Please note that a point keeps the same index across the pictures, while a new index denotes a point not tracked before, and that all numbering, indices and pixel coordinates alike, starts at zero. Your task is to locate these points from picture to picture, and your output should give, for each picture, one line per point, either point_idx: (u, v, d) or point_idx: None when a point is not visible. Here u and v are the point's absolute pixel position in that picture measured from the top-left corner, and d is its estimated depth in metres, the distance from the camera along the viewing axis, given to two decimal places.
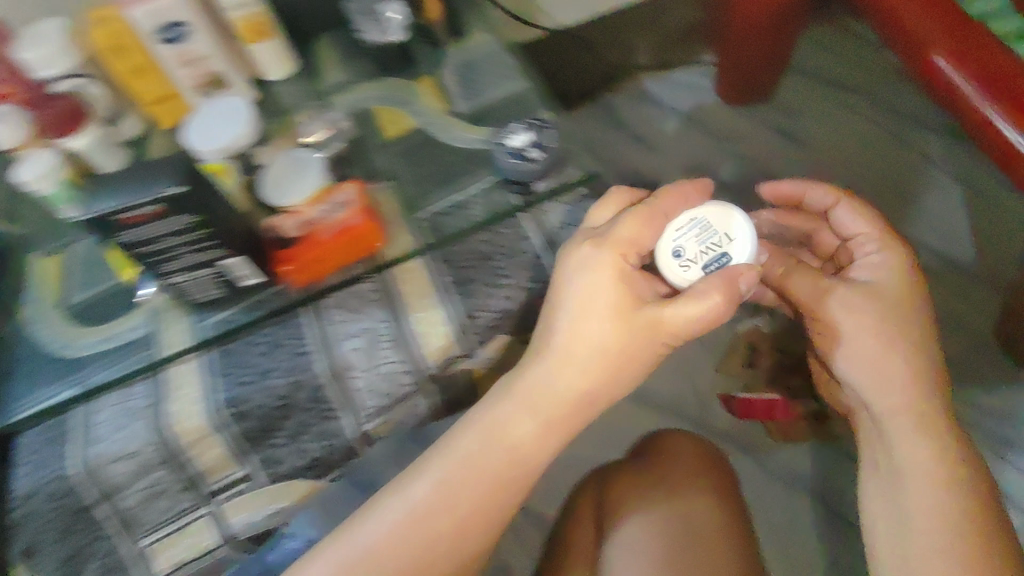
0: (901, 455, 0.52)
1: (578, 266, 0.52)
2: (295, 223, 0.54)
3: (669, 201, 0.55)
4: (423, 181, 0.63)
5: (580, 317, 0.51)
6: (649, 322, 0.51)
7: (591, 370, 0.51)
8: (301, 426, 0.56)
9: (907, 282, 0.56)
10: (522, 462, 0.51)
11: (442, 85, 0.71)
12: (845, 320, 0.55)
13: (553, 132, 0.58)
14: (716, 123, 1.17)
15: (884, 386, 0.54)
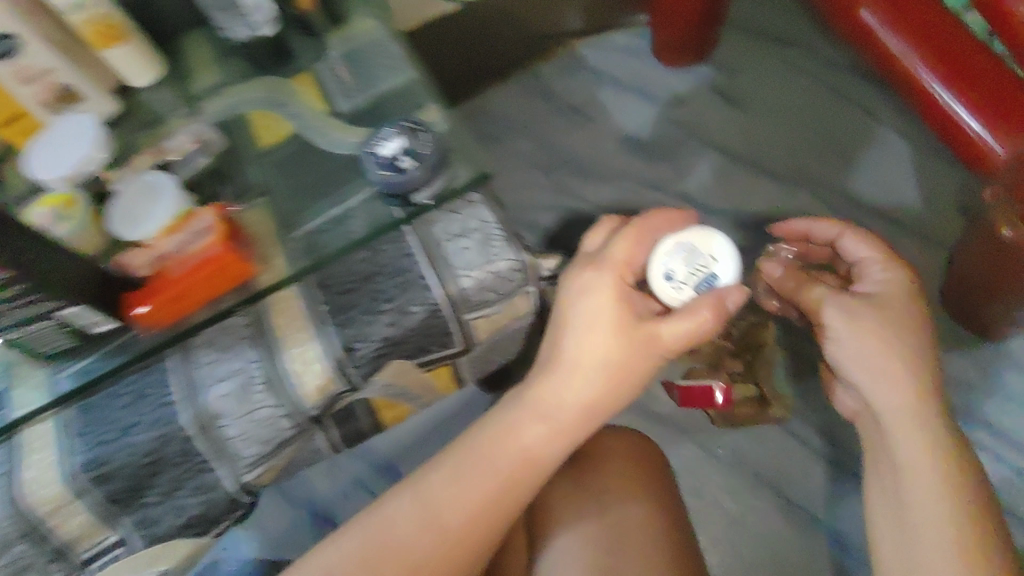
0: (902, 450, 0.50)
1: (583, 289, 0.58)
2: (144, 259, 0.49)
3: (654, 225, 0.63)
4: (300, 194, 0.57)
5: (585, 328, 0.57)
6: (648, 336, 0.57)
7: (594, 377, 0.56)
8: (176, 482, 0.51)
9: (907, 293, 0.57)
10: (530, 465, 0.54)
11: (321, 81, 0.64)
12: (845, 326, 0.57)
13: (430, 135, 0.52)
14: (652, 88, 1.10)
15: (885, 386, 0.53)
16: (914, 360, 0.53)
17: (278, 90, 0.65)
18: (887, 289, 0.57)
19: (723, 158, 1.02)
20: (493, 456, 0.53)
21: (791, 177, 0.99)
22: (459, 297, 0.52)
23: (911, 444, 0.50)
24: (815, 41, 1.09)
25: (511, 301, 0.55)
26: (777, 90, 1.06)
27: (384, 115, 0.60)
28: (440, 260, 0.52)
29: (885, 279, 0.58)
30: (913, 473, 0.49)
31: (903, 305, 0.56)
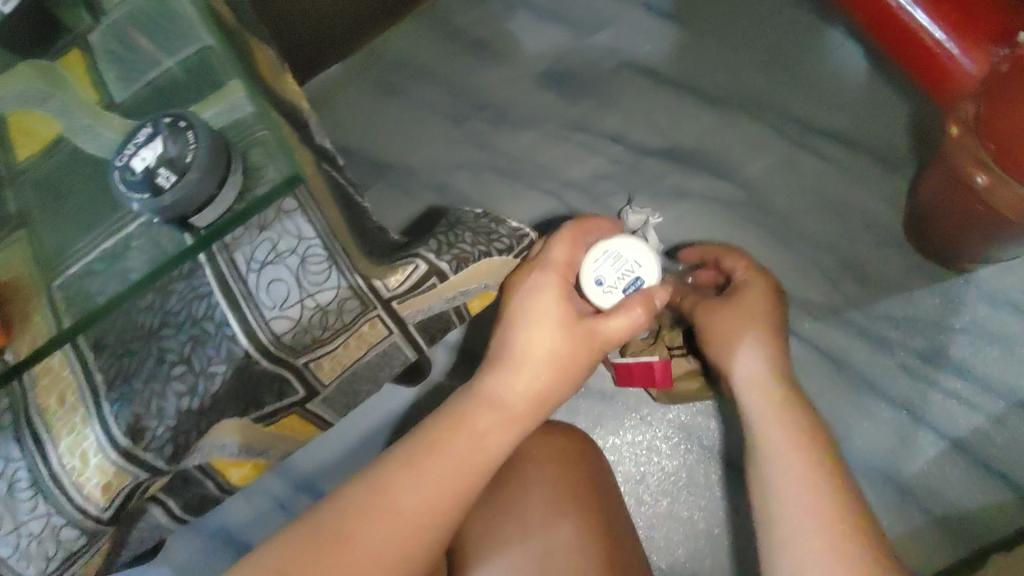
0: (763, 432, 0.50)
1: (528, 286, 0.52)
2: None
3: (587, 224, 0.56)
4: (66, 223, 0.44)
5: (534, 317, 0.51)
6: (592, 326, 0.51)
7: (541, 370, 0.50)
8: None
9: (768, 293, 0.59)
10: (482, 461, 0.47)
11: (96, 63, 0.49)
12: (719, 323, 0.58)
13: (197, 134, 0.38)
14: (569, 7, 0.93)
15: (753, 369, 0.55)
16: (770, 341, 0.56)
17: (42, 76, 0.49)
18: (746, 287, 0.60)
19: (654, 86, 0.88)
20: (443, 449, 0.46)
21: (734, 101, 0.85)
22: (280, 343, 0.40)
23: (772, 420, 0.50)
24: None
25: (358, 334, 0.43)
26: None
27: (172, 104, 0.46)
28: (250, 297, 0.40)
29: (747, 280, 0.61)
30: (772, 447, 0.49)
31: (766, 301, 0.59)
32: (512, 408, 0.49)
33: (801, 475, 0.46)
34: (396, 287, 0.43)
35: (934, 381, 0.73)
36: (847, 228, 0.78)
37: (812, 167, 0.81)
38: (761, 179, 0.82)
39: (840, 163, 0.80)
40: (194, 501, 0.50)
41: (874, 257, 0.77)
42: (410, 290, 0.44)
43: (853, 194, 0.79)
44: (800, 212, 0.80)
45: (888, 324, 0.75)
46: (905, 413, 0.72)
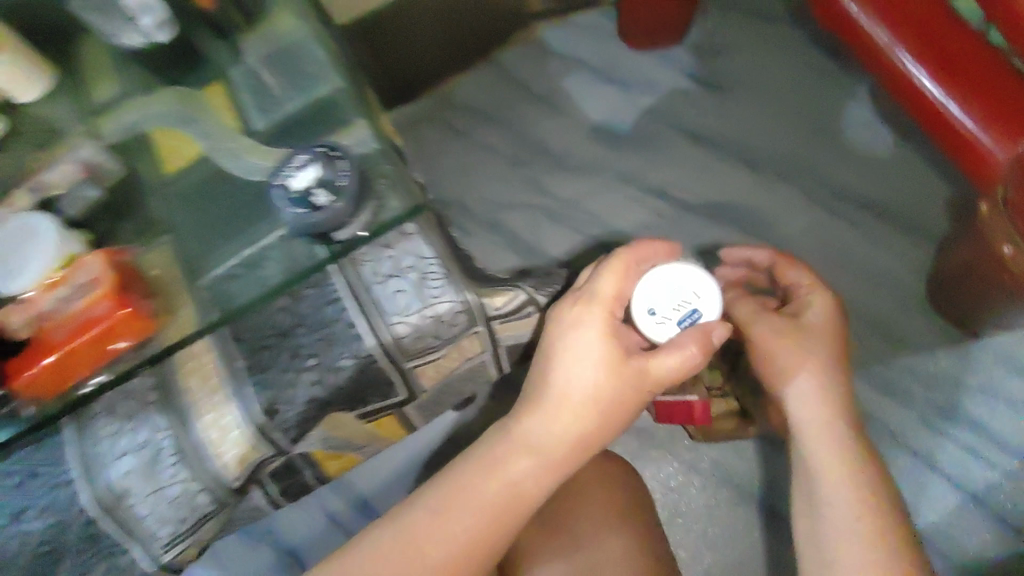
0: (818, 477, 0.52)
1: (571, 321, 0.51)
2: (24, 318, 0.43)
3: (645, 251, 0.55)
4: (207, 230, 0.50)
5: (576, 355, 0.51)
6: (638, 372, 0.50)
7: (581, 414, 0.50)
8: (80, 568, 0.44)
9: (833, 320, 0.58)
10: (517, 505, 0.49)
11: (236, 93, 0.56)
12: (787, 352, 0.56)
13: (347, 163, 0.45)
14: (623, 72, 1.03)
15: (810, 409, 0.55)
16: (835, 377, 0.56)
17: (188, 102, 0.56)
18: (811, 311, 0.59)
19: (699, 148, 0.96)
20: (477, 490, 0.49)
21: (771, 166, 0.93)
22: (398, 345, 0.46)
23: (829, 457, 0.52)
24: (799, 15, 1.02)
25: (460, 344, 0.49)
26: (756, 70, 0.99)
27: (307, 134, 0.53)
28: (375, 304, 0.46)
29: (811, 298, 0.59)
30: (827, 481, 0.51)
31: (829, 335, 0.58)
32: (549, 453, 0.50)
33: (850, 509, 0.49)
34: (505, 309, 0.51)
35: (952, 435, 0.78)
36: (874, 288, 0.85)
37: (843, 231, 0.88)
38: (797, 239, 0.89)
39: (870, 228, 0.87)
40: (291, 488, 0.54)
41: (899, 317, 0.83)
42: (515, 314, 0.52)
43: (880, 258, 0.86)
44: (830, 271, 0.86)
45: (912, 380, 0.80)
46: (925, 465, 0.77)
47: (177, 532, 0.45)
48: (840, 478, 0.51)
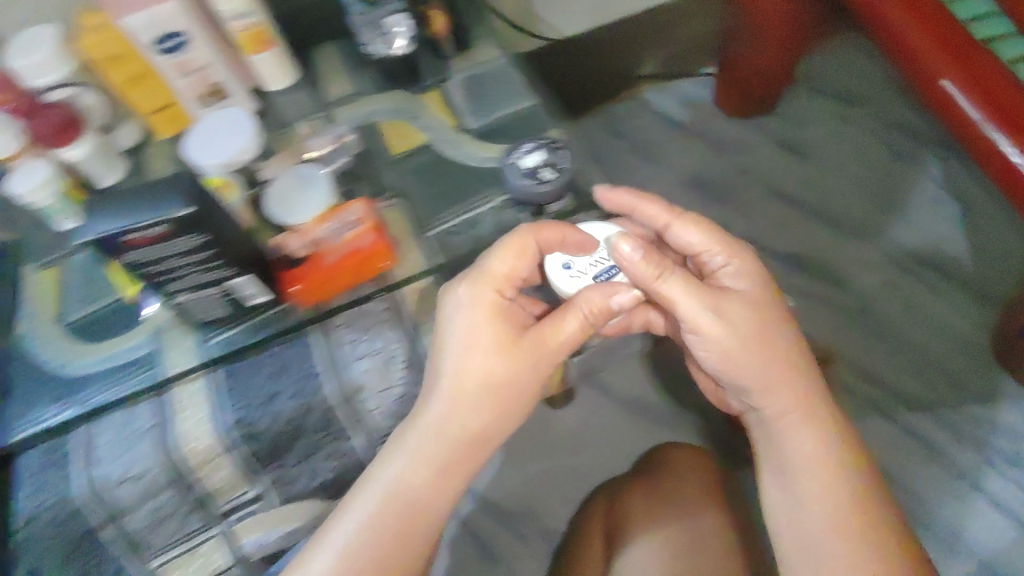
0: (789, 443, 0.56)
1: (455, 303, 0.52)
2: (303, 244, 0.55)
3: (551, 232, 0.56)
4: (433, 198, 0.63)
5: (462, 339, 0.51)
6: (534, 349, 0.52)
7: (471, 402, 0.51)
8: (313, 444, 0.58)
9: (762, 284, 0.57)
10: (442, 489, 0.51)
11: (451, 100, 0.70)
12: (724, 329, 0.54)
13: (566, 151, 0.58)
14: (717, 134, 1.17)
15: (771, 387, 0.55)
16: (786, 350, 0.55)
17: (411, 103, 0.71)
18: (745, 283, 0.57)
19: (784, 204, 1.09)
20: (398, 488, 0.50)
21: (847, 226, 1.05)
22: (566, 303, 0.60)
23: (801, 444, 0.55)
24: (875, 102, 1.17)
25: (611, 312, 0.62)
26: (834, 144, 1.13)
27: (512, 134, 0.67)
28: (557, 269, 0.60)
29: (736, 265, 0.58)
30: (801, 464, 0.55)
31: (766, 304, 0.56)
32: (456, 437, 0.51)
33: (826, 477, 0.54)
34: None
35: (1010, 476, 0.85)
36: (940, 339, 0.94)
37: (912, 288, 0.99)
38: (870, 290, 0.99)
39: (937, 288, 0.98)
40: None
41: (963, 367, 0.92)
42: None
43: (947, 314, 0.96)
44: (901, 321, 0.96)
45: (975, 424, 0.88)
46: (986, 501, 0.84)
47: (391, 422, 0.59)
48: (812, 460, 0.55)
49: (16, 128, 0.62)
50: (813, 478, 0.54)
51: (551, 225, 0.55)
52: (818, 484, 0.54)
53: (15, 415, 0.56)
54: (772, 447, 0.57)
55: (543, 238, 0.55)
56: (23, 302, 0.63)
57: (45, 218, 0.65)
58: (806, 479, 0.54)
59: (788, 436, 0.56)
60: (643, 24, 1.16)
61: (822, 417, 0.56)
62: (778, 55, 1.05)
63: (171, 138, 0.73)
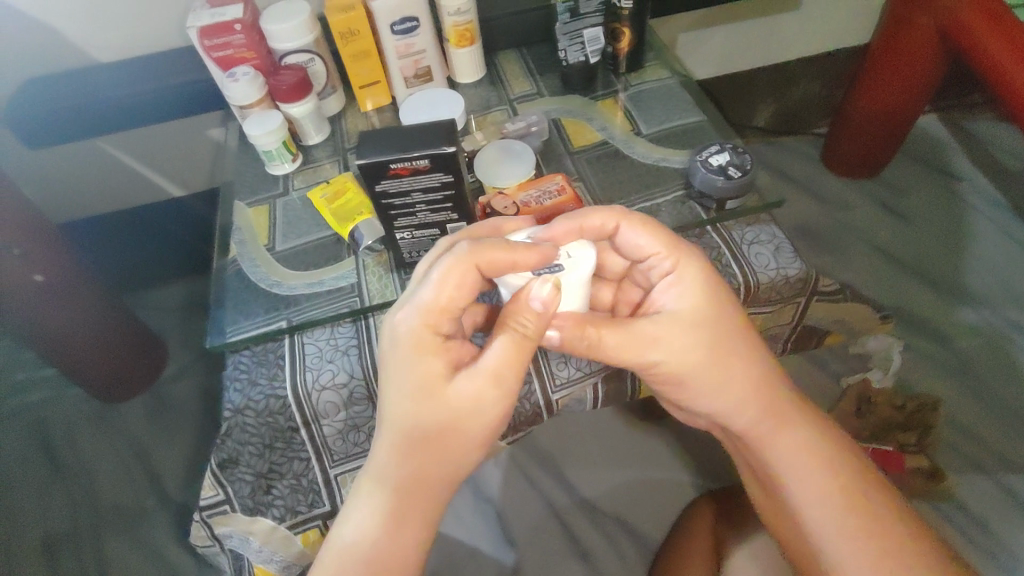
0: (776, 453, 0.55)
1: (393, 342, 0.45)
2: (508, 205, 0.63)
3: (497, 258, 0.45)
4: (613, 188, 0.70)
5: (395, 385, 0.45)
6: (477, 386, 0.44)
7: (408, 450, 0.45)
8: None
9: (709, 300, 0.52)
10: (420, 522, 0.46)
11: (626, 108, 0.78)
12: (675, 352, 0.51)
13: (747, 155, 0.65)
14: (822, 188, 1.23)
15: (745, 405, 0.54)
16: (746, 365, 0.53)
17: (589, 107, 0.78)
18: (687, 299, 0.52)
19: (886, 259, 1.13)
20: (360, 536, 0.46)
21: (950, 289, 1.08)
22: (755, 288, 0.63)
23: (792, 447, 0.54)
24: (977, 179, 1.22)
25: (783, 307, 0.65)
26: (936, 212, 1.18)
27: (682, 141, 0.73)
28: (743, 255, 0.64)
29: (679, 273, 0.52)
30: (794, 473, 0.54)
31: (715, 322, 0.52)
32: (420, 473, 0.45)
33: (822, 475, 0.54)
34: (827, 287, 0.66)
35: None
36: None
37: (1017, 356, 1.01)
38: (972, 351, 1.01)
39: None
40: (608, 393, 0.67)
41: None
42: (830, 295, 0.66)
43: None
44: (1004, 383, 0.98)
45: None
46: None
47: (572, 376, 0.63)
48: (807, 460, 0.54)
49: (259, 80, 0.72)
50: (808, 478, 0.54)
51: (494, 246, 0.45)
52: (817, 481, 0.53)
53: (227, 320, 0.63)
54: (758, 457, 0.56)
55: (488, 265, 0.45)
56: (235, 229, 0.71)
57: (265, 161, 0.74)
58: (802, 480, 0.54)
59: (773, 444, 0.54)
60: (763, 75, 1.20)
61: (799, 414, 0.55)
62: (903, 110, 1.09)
63: (368, 111, 0.82)
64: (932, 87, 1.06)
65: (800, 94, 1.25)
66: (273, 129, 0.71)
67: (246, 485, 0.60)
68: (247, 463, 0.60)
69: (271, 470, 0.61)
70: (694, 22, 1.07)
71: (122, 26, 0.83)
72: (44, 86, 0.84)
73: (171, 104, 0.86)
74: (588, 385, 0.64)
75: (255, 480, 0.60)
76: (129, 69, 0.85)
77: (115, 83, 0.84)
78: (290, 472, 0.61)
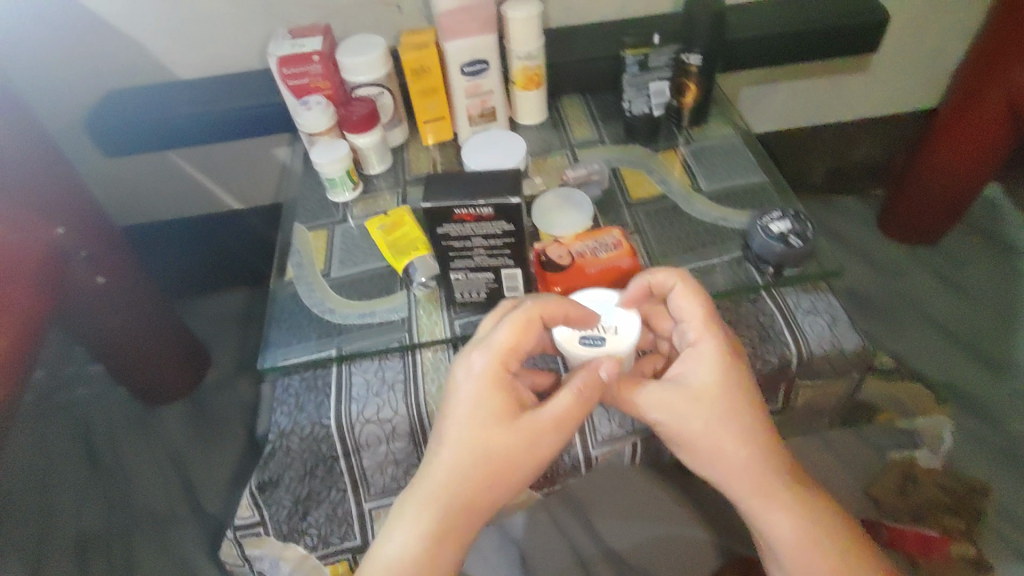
0: (781, 537, 0.51)
1: (467, 373, 0.50)
2: (562, 253, 0.63)
3: (553, 310, 0.52)
4: (668, 242, 0.69)
5: (465, 415, 0.49)
6: (532, 424, 0.48)
7: (468, 475, 0.48)
8: None
9: (725, 368, 0.52)
10: (456, 541, 0.48)
11: (687, 162, 0.78)
12: (684, 413, 0.51)
13: (811, 223, 0.63)
14: (875, 252, 1.21)
15: (743, 480, 0.51)
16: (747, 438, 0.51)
17: (650, 158, 0.79)
18: (698, 365, 0.52)
19: (940, 331, 1.09)
20: (395, 549, 0.47)
21: (1007, 368, 1.04)
22: (808, 360, 0.61)
23: (802, 531, 0.51)
24: None
25: (836, 381, 0.63)
26: (997, 287, 1.14)
27: (742, 201, 0.73)
28: (798, 325, 0.62)
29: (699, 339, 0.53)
30: (799, 560, 0.51)
31: (725, 394, 0.51)
32: (467, 496, 0.48)
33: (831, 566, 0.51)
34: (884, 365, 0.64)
35: None
36: None
37: None
38: None
39: None
40: (648, 449, 0.64)
41: None
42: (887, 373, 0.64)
43: None
44: None
45: None
46: None
47: (612, 435, 0.60)
48: (813, 544, 0.51)
49: (329, 109, 0.74)
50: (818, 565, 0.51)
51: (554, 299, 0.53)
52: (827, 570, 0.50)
53: (280, 342, 0.65)
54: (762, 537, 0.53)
55: (541, 312, 0.52)
56: (295, 252, 0.73)
57: (328, 187, 0.76)
58: (810, 565, 0.51)
59: (777, 525, 0.51)
60: (823, 133, 1.18)
61: (810, 499, 0.52)
62: (976, 167, 1.04)
63: (430, 146, 0.83)
64: (1004, 155, 1.02)
65: (859, 154, 1.23)
66: (337, 155, 0.73)
67: (284, 509, 0.61)
68: (286, 487, 0.60)
69: (308, 496, 0.61)
70: (757, 77, 1.07)
71: (206, 47, 0.87)
72: (126, 98, 0.89)
73: (243, 124, 0.89)
74: (629, 444, 0.62)
75: (293, 504, 0.61)
76: (208, 87, 0.89)
77: (193, 100, 0.87)
78: (327, 501, 0.62)
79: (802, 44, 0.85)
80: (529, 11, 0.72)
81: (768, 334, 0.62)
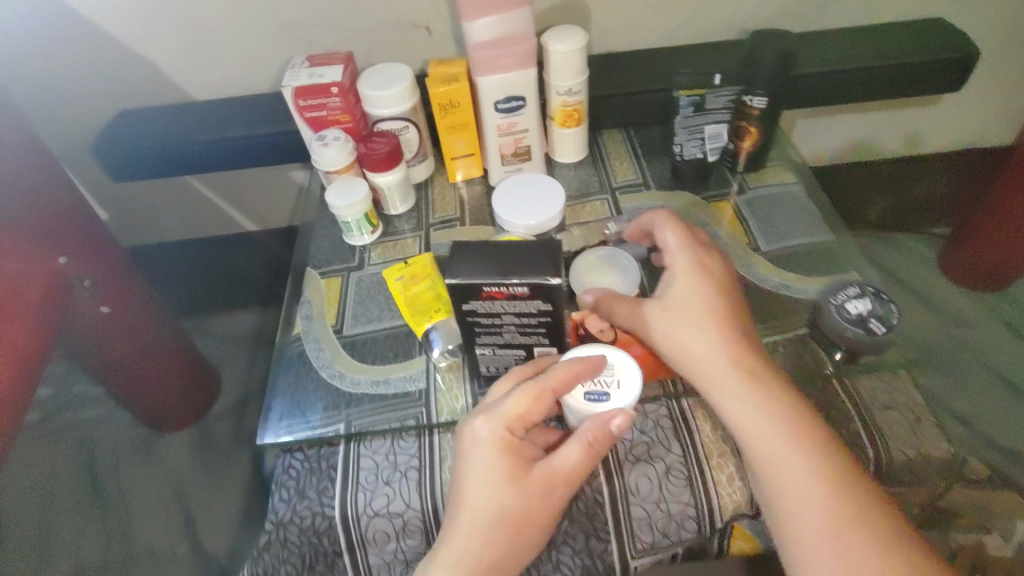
0: (750, 439, 0.47)
1: (472, 441, 0.45)
2: (604, 327, 0.55)
3: (564, 378, 0.46)
4: None
5: (474, 481, 0.45)
6: (545, 480, 0.45)
7: (488, 542, 0.44)
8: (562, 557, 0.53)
9: (696, 276, 0.52)
10: None
11: (741, 214, 0.70)
12: (658, 312, 0.51)
13: (894, 304, 0.55)
14: (939, 298, 1.11)
15: (717, 381, 0.49)
16: (720, 341, 0.49)
17: (700, 208, 0.71)
18: (673, 278, 0.53)
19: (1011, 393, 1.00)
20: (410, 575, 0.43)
21: None
22: (887, 466, 0.52)
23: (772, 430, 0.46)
24: None
25: (916, 486, 0.55)
26: None
27: (807, 265, 0.65)
28: (875, 422, 0.53)
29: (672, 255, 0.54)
30: (772, 466, 0.45)
31: (701, 300, 0.51)
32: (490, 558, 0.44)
33: (811, 485, 0.44)
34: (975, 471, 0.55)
35: None
36: None
37: None
38: None
39: None
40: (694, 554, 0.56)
41: None
42: None
43: None
44: None
45: None
46: None
47: (653, 542, 0.53)
48: (792, 450, 0.45)
49: (348, 146, 0.67)
50: (794, 476, 0.44)
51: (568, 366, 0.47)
52: (805, 481, 0.44)
53: (283, 412, 0.58)
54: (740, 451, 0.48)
55: (552, 384, 0.46)
56: (305, 302, 0.67)
57: (343, 230, 0.69)
58: (785, 475, 0.45)
59: (746, 426, 0.47)
60: (885, 167, 1.08)
61: (792, 406, 0.47)
62: None
63: (457, 182, 0.76)
64: None
65: (922, 190, 1.13)
66: (355, 197, 0.67)
67: None
68: None
69: None
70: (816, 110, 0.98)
71: (219, 67, 0.81)
72: (137, 117, 0.83)
73: (259, 150, 0.83)
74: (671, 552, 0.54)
75: None
76: (225, 110, 0.83)
77: (206, 124, 0.81)
78: None
79: (873, 81, 0.76)
80: (572, 44, 0.65)
81: (843, 435, 0.53)
